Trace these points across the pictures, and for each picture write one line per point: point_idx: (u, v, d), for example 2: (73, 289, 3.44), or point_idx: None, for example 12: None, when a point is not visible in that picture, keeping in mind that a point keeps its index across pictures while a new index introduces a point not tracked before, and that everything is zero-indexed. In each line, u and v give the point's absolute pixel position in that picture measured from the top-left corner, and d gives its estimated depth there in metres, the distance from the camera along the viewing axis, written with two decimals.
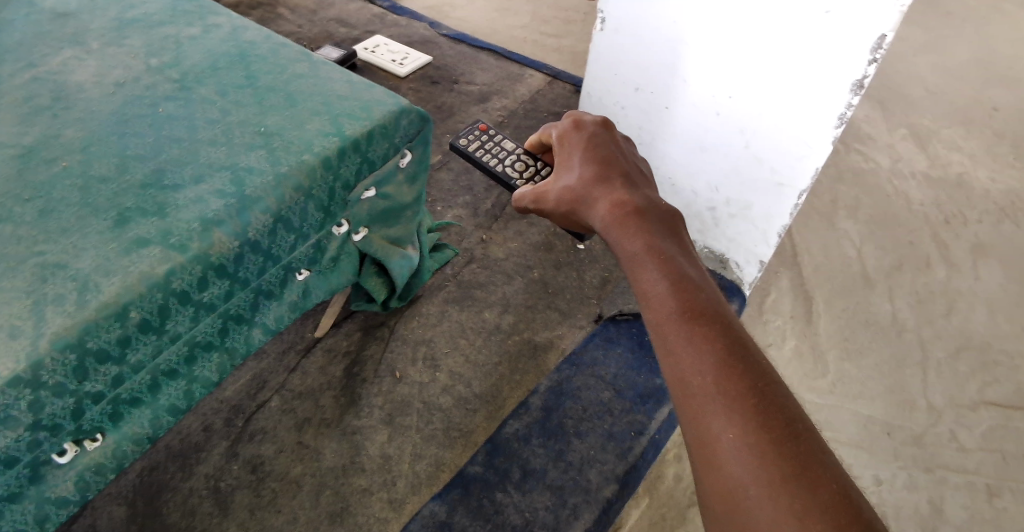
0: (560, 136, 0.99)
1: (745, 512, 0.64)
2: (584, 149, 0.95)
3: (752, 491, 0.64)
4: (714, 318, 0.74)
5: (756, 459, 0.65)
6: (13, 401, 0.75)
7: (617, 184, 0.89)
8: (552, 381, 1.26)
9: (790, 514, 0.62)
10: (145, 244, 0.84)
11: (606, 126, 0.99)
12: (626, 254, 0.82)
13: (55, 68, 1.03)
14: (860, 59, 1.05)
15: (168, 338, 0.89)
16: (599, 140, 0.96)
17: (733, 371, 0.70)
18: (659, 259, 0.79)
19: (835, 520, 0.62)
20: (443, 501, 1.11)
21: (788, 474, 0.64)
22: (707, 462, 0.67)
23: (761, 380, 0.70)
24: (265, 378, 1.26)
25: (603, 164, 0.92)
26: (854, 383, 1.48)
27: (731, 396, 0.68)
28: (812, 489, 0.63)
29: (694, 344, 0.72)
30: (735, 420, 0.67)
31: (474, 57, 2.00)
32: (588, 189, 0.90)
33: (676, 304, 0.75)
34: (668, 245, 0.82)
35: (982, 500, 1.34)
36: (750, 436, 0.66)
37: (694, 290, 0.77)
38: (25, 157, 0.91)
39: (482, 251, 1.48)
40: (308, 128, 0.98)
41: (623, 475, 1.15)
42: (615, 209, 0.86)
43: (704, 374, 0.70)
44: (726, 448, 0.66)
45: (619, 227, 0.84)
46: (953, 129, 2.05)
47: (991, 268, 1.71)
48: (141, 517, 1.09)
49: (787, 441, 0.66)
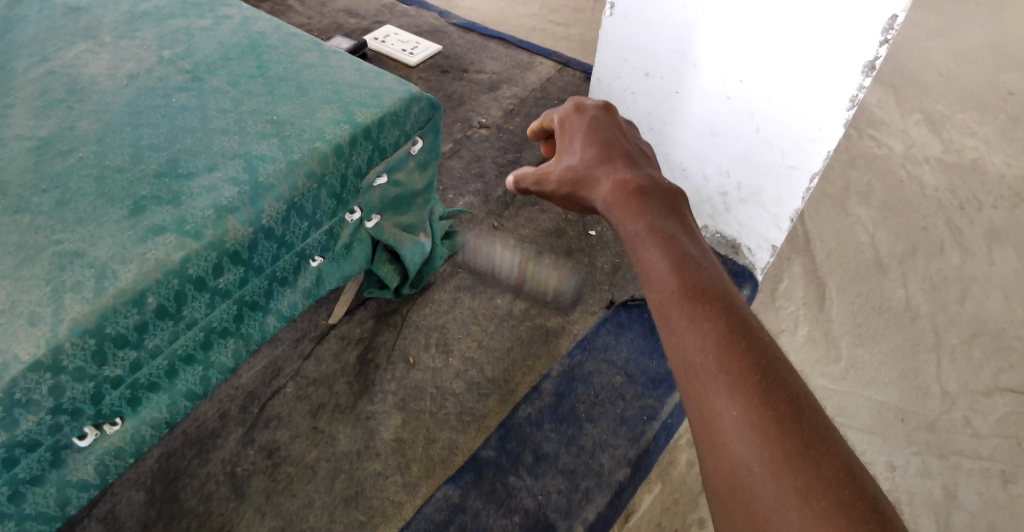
0: (561, 119, 0.98)
1: (748, 491, 0.62)
2: (585, 131, 0.94)
3: (754, 469, 0.63)
4: (717, 296, 0.72)
5: (758, 437, 0.63)
6: (35, 385, 0.76)
7: (619, 166, 0.89)
8: (564, 367, 1.28)
9: (793, 491, 0.61)
10: (161, 231, 0.85)
11: (608, 109, 0.99)
12: (627, 234, 0.82)
13: (69, 62, 1.04)
14: (871, 39, 1.04)
15: (185, 324, 0.90)
16: (600, 123, 0.96)
17: (735, 349, 0.68)
18: (660, 239, 0.78)
19: (839, 497, 0.60)
20: (456, 485, 1.12)
21: (791, 451, 0.62)
22: (710, 442, 0.66)
23: (764, 358, 0.68)
24: (280, 365, 1.27)
25: (604, 146, 0.92)
26: (867, 369, 1.48)
27: (732, 373, 0.67)
28: (815, 466, 0.61)
29: (695, 323, 0.70)
30: (737, 399, 0.65)
31: (483, 46, 2.00)
32: (591, 169, 0.90)
33: (677, 283, 0.74)
34: (670, 225, 0.81)
35: (997, 486, 1.34)
36: (753, 414, 0.64)
37: (697, 270, 0.75)
38: (40, 149, 0.92)
39: (494, 238, 1.49)
40: (319, 116, 0.99)
41: (636, 459, 1.17)
42: (617, 189, 0.86)
43: (706, 352, 0.68)
44: (728, 427, 0.65)
45: (621, 207, 0.84)
46: (967, 114, 2.03)
47: (1005, 253, 1.70)
48: (159, 502, 1.10)
49: (789, 418, 0.64)
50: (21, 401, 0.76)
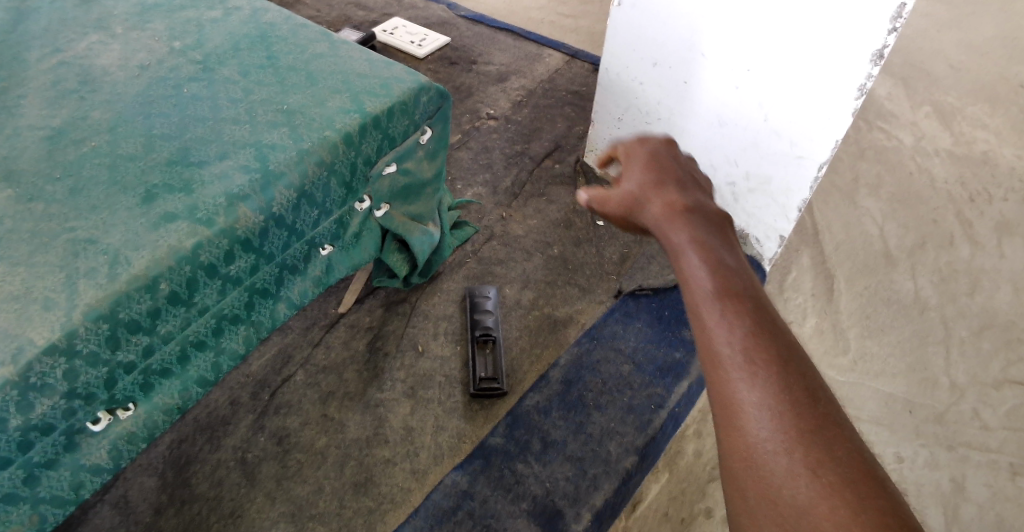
0: (623, 147, 0.95)
1: (760, 466, 0.61)
2: (644, 163, 0.90)
3: (768, 446, 0.62)
4: (751, 298, 0.69)
5: (774, 416, 0.62)
6: (50, 369, 0.77)
7: (675, 190, 0.85)
8: (572, 355, 1.29)
9: (803, 465, 0.60)
10: (173, 219, 0.86)
11: (670, 142, 0.95)
12: (670, 245, 0.78)
13: (81, 53, 1.05)
14: (879, 29, 1.04)
15: (196, 311, 0.91)
16: (661, 156, 0.91)
17: (764, 344, 0.65)
18: (701, 247, 0.75)
19: (847, 473, 0.59)
20: (464, 471, 1.14)
21: (803, 428, 0.61)
22: (728, 424, 0.64)
23: (788, 352, 0.66)
24: (290, 353, 1.28)
25: (662, 170, 0.88)
26: (875, 361, 1.47)
27: (756, 363, 0.65)
28: (828, 445, 0.60)
29: (726, 319, 0.67)
30: (761, 384, 0.63)
31: (492, 38, 2.01)
32: (644, 188, 0.86)
33: (714, 284, 0.70)
34: (714, 239, 0.76)
35: (1005, 478, 1.33)
36: (773, 399, 0.63)
37: (734, 273, 0.71)
38: (53, 138, 0.93)
39: (502, 228, 1.50)
40: (329, 105, 1.00)
41: (643, 447, 1.18)
42: (667, 206, 0.82)
43: (732, 342, 0.66)
44: (748, 410, 0.63)
45: (666, 221, 0.80)
46: (978, 107, 2.02)
47: (1016, 244, 1.69)
48: (171, 487, 1.11)
49: (805, 401, 0.63)
50: (35, 385, 0.77)
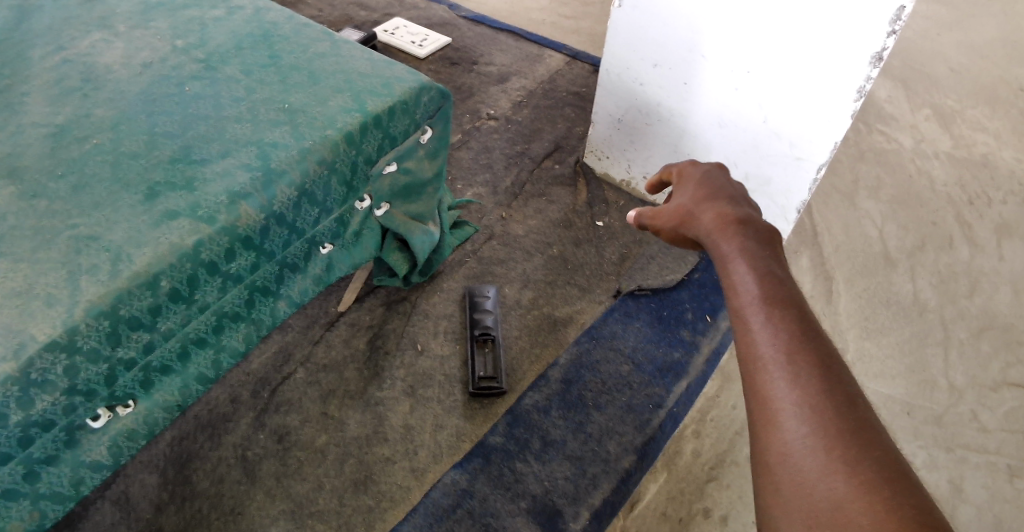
0: (678, 170, 0.98)
1: (797, 462, 0.62)
2: (700, 181, 0.92)
3: (805, 443, 0.62)
4: (795, 305, 0.70)
5: (813, 415, 0.63)
6: (51, 365, 0.77)
7: (726, 203, 0.86)
8: (571, 355, 1.30)
9: (840, 462, 0.60)
10: (175, 216, 0.87)
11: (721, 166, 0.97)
12: (720, 254, 0.79)
13: (84, 51, 1.05)
14: (878, 31, 1.05)
15: (197, 308, 0.91)
16: (712, 175, 0.93)
17: (806, 347, 0.67)
18: (749, 256, 0.76)
19: (883, 471, 0.59)
20: (464, 470, 1.14)
21: (841, 428, 0.62)
22: (766, 422, 0.65)
23: (830, 357, 0.66)
24: (290, 351, 1.28)
25: (716, 188, 0.90)
26: (874, 361, 1.48)
27: (797, 365, 0.65)
28: (865, 444, 0.61)
29: (770, 323, 0.69)
30: (801, 384, 0.64)
31: (493, 39, 2.01)
32: (697, 204, 0.88)
33: (759, 290, 0.72)
34: (762, 248, 0.77)
35: (1003, 479, 1.34)
36: (812, 398, 0.64)
37: (781, 283, 0.72)
38: (56, 136, 0.94)
39: (502, 228, 1.50)
40: (330, 104, 1.01)
41: (642, 446, 1.18)
42: (719, 217, 0.83)
43: (773, 343, 0.67)
44: (787, 409, 0.64)
45: (719, 231, 0.82)
46: (978, 109, 2.02)
47: (1015, 247, 1.69)
48: (172, 484, 1.11)
49: (846, 405, 0.63)
50: (37, 380, 0.77)
